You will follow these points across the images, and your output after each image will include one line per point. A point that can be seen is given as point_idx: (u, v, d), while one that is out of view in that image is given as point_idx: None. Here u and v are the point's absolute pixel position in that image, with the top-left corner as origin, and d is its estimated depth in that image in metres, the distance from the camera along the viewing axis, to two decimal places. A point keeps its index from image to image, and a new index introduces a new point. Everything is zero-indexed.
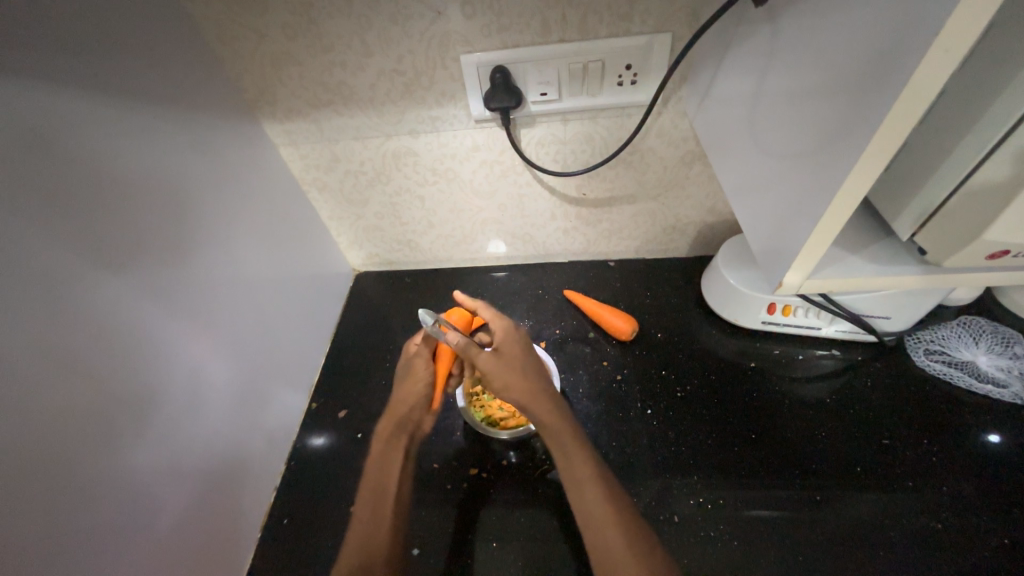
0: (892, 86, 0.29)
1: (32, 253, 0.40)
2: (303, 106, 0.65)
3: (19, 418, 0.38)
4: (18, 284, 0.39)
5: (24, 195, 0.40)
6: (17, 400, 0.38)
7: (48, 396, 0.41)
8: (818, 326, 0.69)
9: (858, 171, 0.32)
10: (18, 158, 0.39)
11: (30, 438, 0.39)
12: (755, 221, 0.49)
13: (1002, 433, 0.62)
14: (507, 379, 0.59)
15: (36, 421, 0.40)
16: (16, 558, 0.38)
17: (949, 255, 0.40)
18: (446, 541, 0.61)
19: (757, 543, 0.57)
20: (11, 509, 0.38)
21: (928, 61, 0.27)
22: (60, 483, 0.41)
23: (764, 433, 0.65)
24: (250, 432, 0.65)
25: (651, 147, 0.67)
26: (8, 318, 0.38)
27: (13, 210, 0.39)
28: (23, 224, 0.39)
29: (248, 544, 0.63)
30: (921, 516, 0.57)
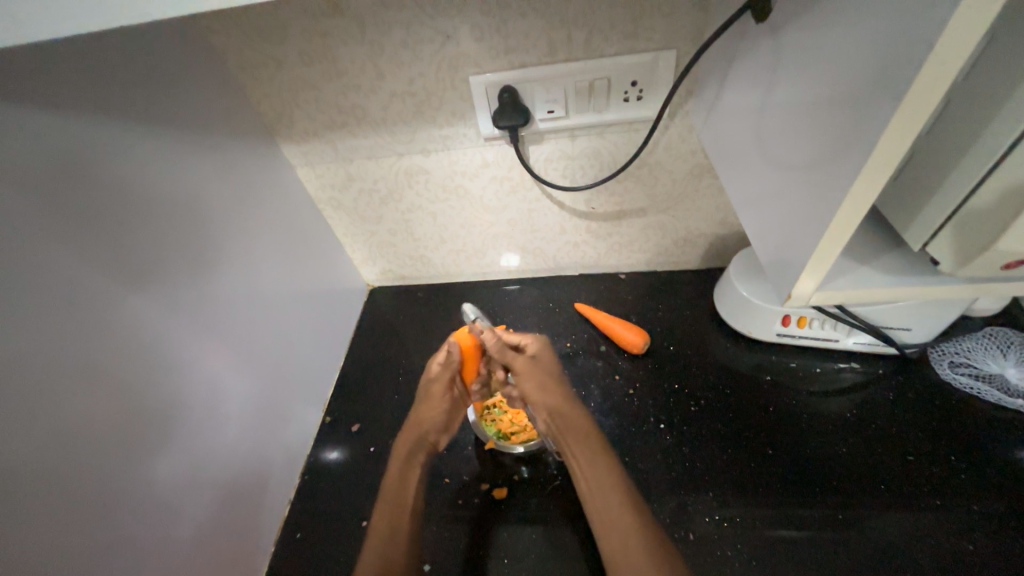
0: (891, 96, 0.29)
1: (64, 272, 0.42)
2: (320, 128, 0.67)
3: (45, 428, 0.40)
4: (47, 301, 0.41)
5: (55, 218, 0.42)
6: (42, 410, 0.40)
7: (71, 408, 0.42)
8: (835, 338, 0.68)
9: (860, 181, 0.33)
10: (53, 185, 0.42)
11: (52, 449, 0.40)
12: (765, 232, 0.48)
13: None
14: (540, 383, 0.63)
15: (60, 432, 0.41)
16: (39, 565, 0.39)
17: (964, 266, 0.39)
18: (457, 557, 0.60)
19: (776, 563, 0.55)
20: (32, 517, 0.39)
21: (924, 73, 0.27)
22: (79, 492, 0.42)
23: (782, 449, 0.64)
24: (267, 445, 0.66)
25: (658, 160, 0.67)
26: (40, 333, 0.40)
27: (44, 231, 0.41)
28: (52, 244, 0.42)
29: (262, 558, 0.64)
30: (950, 537, 0.55)
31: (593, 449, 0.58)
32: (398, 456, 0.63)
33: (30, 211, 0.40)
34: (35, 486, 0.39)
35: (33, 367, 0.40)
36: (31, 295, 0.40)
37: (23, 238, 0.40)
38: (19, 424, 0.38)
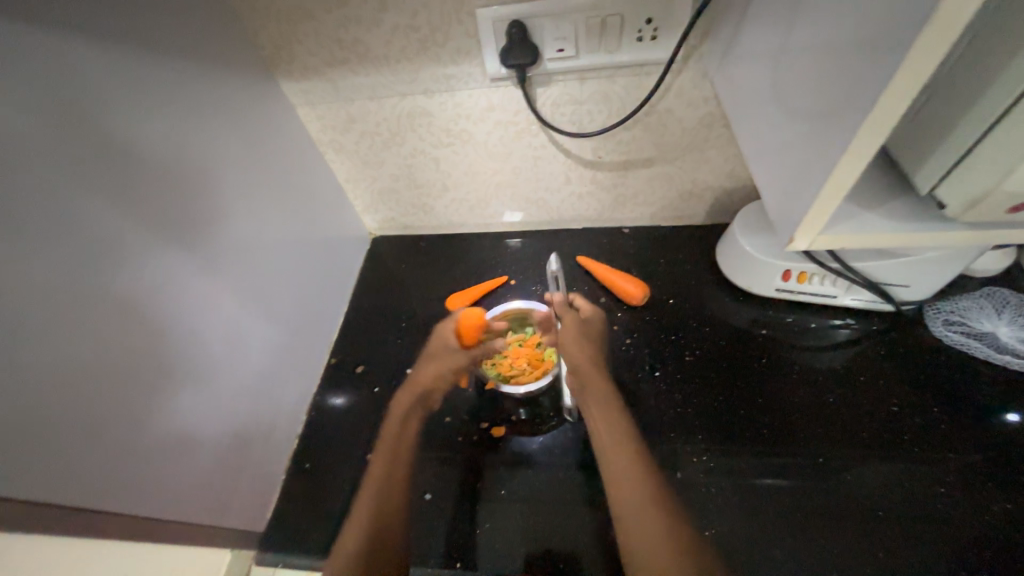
0: (916, 29, 0.28)
1: (74, 204, 0.42)
2: (320, 64, 0.65)
3: (67, 355, 0.42)
4: (59, 231, 0.41)
5: (59, 146, 0.41)
6: (65, 334, 0.41)
7: (91, 334, 0.44)
8: (834, 295, 0.68)
9: (871, 119, 0.32)
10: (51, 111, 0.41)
11: (76, 372, 0.42)
12: (773, 180, 0.48)
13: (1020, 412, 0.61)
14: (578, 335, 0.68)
15: (82, 357, 0.43)
16: (70, 480, 0.42)
17: (970, 209, 0.39)
18: (457, 488, 0.64)
19: (756, 501, 0.59)
20: (64, 434, 0.42)
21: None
22: (103, 413, 0.45)
23: (771, 398, 0.66)
24: (275, 382, 0.69)
25: (668, 107, 0.65)
26: (56, 260, 0.41)
27: (49, 160, 0.41)
28: (60, 175, 0.41)
29: (275, 484, 0.68)
30: (922, 481, 0.58)
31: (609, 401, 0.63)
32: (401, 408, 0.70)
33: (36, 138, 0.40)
34: (63, 408, 0.41)
35: (53, 293, 0.41)
36: (45, 222, 0.40)
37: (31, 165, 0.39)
38: (41, 350, 0.40)
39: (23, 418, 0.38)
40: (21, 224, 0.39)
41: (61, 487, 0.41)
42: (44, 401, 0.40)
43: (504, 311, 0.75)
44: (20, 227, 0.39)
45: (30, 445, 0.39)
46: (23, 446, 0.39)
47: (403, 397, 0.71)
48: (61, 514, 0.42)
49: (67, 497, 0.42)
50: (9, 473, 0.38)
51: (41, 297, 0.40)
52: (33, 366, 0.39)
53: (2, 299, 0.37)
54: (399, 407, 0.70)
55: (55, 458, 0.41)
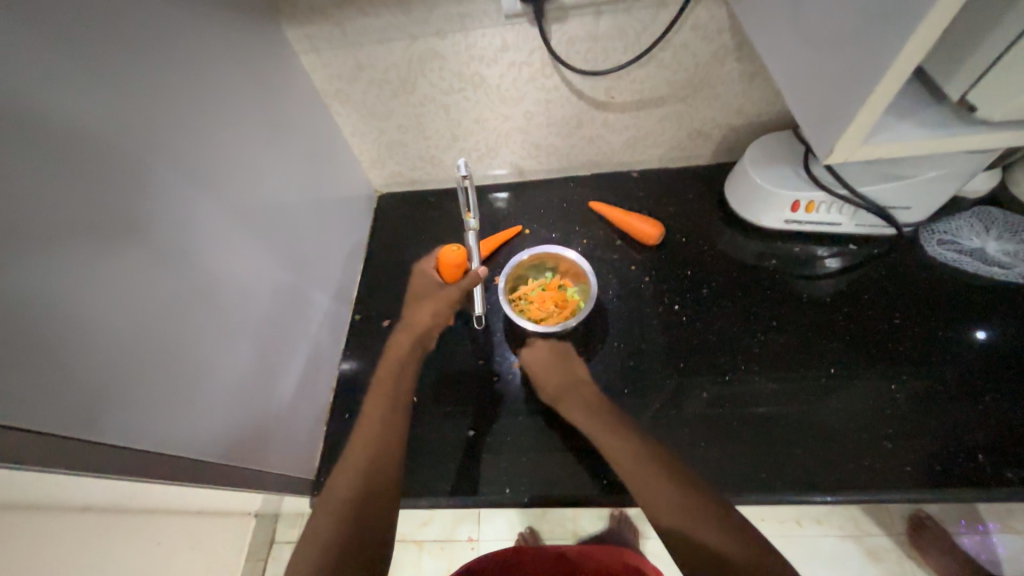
0: None
1: (119, 153, 0.41)
2: (325, 6, 0.61)
3: (134, 308, 0.42)
4: (111, 181, 0.40)
5: (98, 90, 0.40)
6: (132, 288, 0.42)
7: (154, 287, 0.44)
8: (841, 222, 0.71)
9: (912, 43, 0.34)
10: (86, 60, 0.39)
11: (148, 323, 0.43)
12: (801, 107, 0.49)
13: (988, 331, 0.67)
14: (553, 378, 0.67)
15: (149, 310, 0.44)
16: (154, 426, 0.44)
17: (1000, 111, 0.41)
18: (499, 423, 0.70)
19: (777, 414, 0.65)
20: (143, 384, 0.43)
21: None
22: (172, 365, 0.46)
23: (784, 322, 0.71)
24: (303, 336, 0.70)
25: (684, 41, 0.65)
26: (116, 214, 0.41)
27: (91, 104, 0.39)
28: (102, 121, 0.40)
29: (314, 433, 0.72)
30: (921, 382, 0.65)
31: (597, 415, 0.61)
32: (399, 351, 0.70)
33: (74, 82, 0.38)
34: (137, 359, 0.42)
35: (118, 247, 0.41)
36: (101, 175, 0.39)
37: (75, 112, 0.38)
38: (113, 302, 0.40)
39: (112, 369, 0.40)
40: (77, 179, 0.38)
41: (149, 432, 0.43)
42: (128, 352, 0.41)
43: (525, 257, 0.75)
44: (76, 181, 0.37)
45: (122, 394, 0.41)
46: (116, 395, 0.40)
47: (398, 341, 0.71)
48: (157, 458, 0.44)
49: (155, 441, 0.44)
50: (104, 420, 0.39)
51: (111, 250, 0.40)
52: (114, 319, 0.40)
53: (69, 251, 0.37)
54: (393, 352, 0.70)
55: (143, 406, 0.43)
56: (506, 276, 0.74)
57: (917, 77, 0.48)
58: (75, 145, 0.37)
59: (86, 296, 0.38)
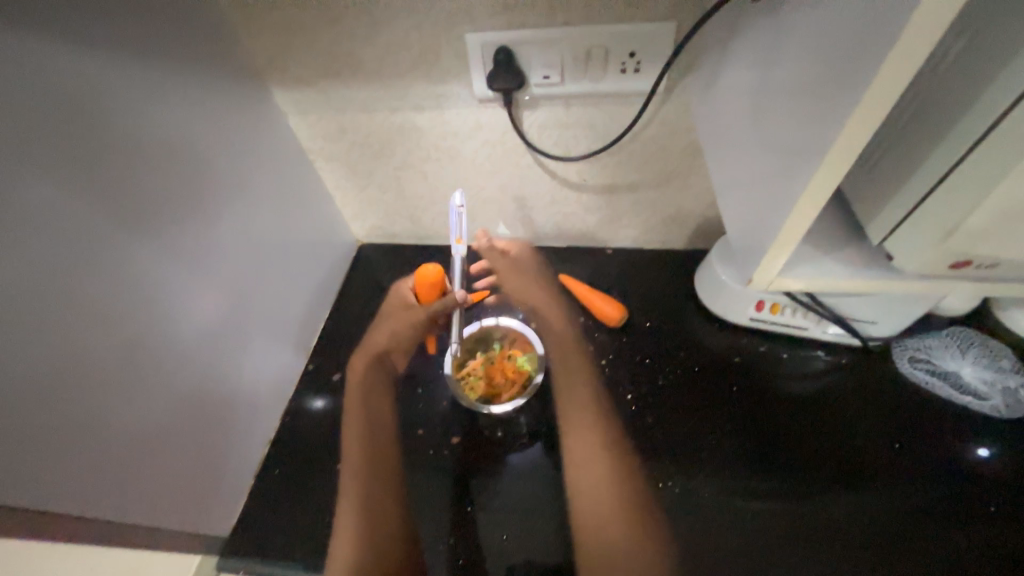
0: (858, 95, 0.30)
1: (54, 207, 0.43)
2: (311, 76, 0.66)
3: (37, 359, 0.42)
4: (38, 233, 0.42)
5: (45, 148, 0.42)
6: (31, 335, 0.42)
7: (57, 335, 0.44)
8: (805, 327, 0.70)
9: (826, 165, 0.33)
10: (38, 121, 0.42)
11: (41, 372, 0.42)
12: (743, 211, 0.48)
13: (990, 449, 0.63)
14: (539, 303, 0.81)
15: (60, 357, 0.44)
16: (36, 481, 0.43)
17: (916, 264, 0.41)
18: (427, 503, 0.65)
19: (719, 529, 0.60)
20: (31, 437, 0.42)
21: (900, 48, 0.27)
22: (62, 417, 0.44)
23: (742, 426, 0.67)
24: (247, 385, 0.69)
25: (652, 136, 0.67)
26: (24, 261, 0.41)
27: (33, 160, 0.42)
28: (41, 177, 0.42)
29: (242, 489, 0.68)
30: (880, 514, 0.60)
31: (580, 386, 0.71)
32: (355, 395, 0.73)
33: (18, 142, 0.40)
34: (29, 410, 0.42)
35: (25, 294, 0.41)
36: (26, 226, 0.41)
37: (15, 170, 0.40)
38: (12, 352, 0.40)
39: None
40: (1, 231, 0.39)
41: (28, 487, 0.42)
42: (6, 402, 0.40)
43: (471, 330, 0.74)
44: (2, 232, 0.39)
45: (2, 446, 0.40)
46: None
47: (359, 363, 0.77)
48: (31, 514, 0.43)
49: (31, 497, 0.43)
50: None
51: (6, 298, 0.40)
52: (13, 368, 0.40)
53: None
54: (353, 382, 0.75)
55: (12, 459, 0.41)
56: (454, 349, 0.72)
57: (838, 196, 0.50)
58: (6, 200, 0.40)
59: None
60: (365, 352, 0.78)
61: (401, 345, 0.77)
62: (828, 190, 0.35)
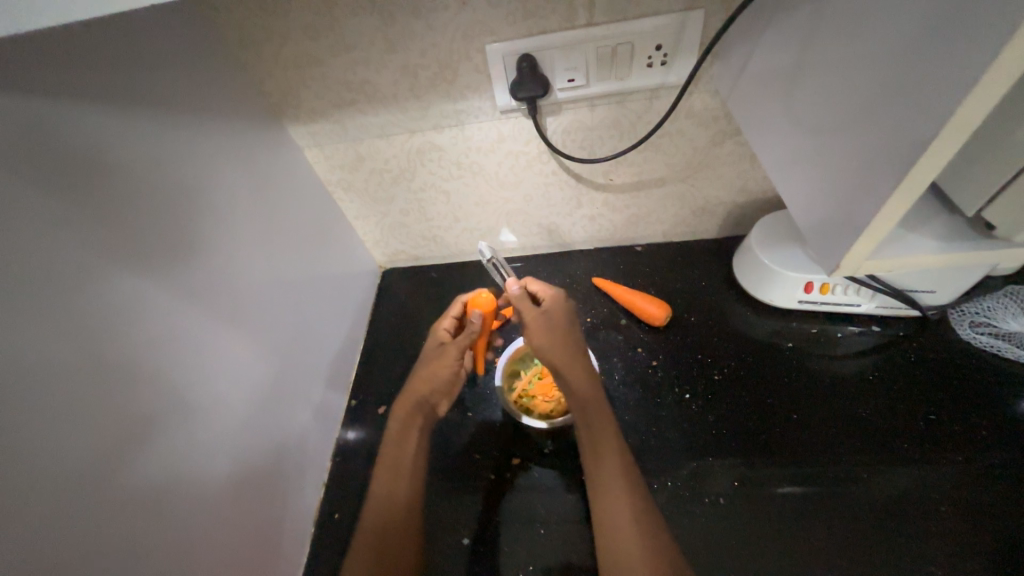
0: (956, 68, 0.28)
1: (91, 274, 0.41)
2: (327, 107, 0.64)
3: (93, 434, 0.40)
4: (79, 303, 0.40)
5: (74, 214, 0.41)
6: (84, 411, 0.40)
7: (119, 415, 0.43)
8: (857, 304, 0.68)
9: (917, 168, 0.32)
10: (67, 187, 0.40)
11: (109, 456, 0.41)
12: (798, 197, 0.47)
13: None
14: (546, 336, 0.60)
15: (114, 428, 0.42)
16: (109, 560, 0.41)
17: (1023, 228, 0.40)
18: (496, 530, 0.63)
19: (801, 523, 0.58)
20: (99, 516, 0.40)
21: (1005, 13, 0.25)
22: (124, 491, 0.42)
23: (806, 412, 0.65)
24: (293, 430, 0.67)
25: (680, 128, 0.65)
26: (80, 344, 0.40)
27: (65, 228, 0.40)
28: (74, 245, 0.40)
29: (301, 537, 0.66)
30: (967, 487, 0.58)
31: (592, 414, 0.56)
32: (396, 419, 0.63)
33: (48, 212, 0.39)
34: (94, 488, 0.40)
35: (72, 369, 0.39)
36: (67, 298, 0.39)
37: (48, 241, 0.38)
38: (70, 430, 0.38)
39: (64, 502, 0.38)
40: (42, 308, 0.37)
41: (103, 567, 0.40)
42: (82, 492, 0.39)
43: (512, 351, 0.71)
44: (44, 308, 0.38)
45: (72, 530, 0.38)
46: (65, 533, 0.38)
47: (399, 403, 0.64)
48: None
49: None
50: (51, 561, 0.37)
51: (68, 386, 0.39)
52: (70, 448, 0.38)
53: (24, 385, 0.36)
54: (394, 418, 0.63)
55: (94, 550, 0.40)
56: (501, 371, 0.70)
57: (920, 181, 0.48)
58: (45, 274, 0.38)
59: (37, 438, 0.36)
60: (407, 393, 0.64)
61: (441, 387, 0.65)
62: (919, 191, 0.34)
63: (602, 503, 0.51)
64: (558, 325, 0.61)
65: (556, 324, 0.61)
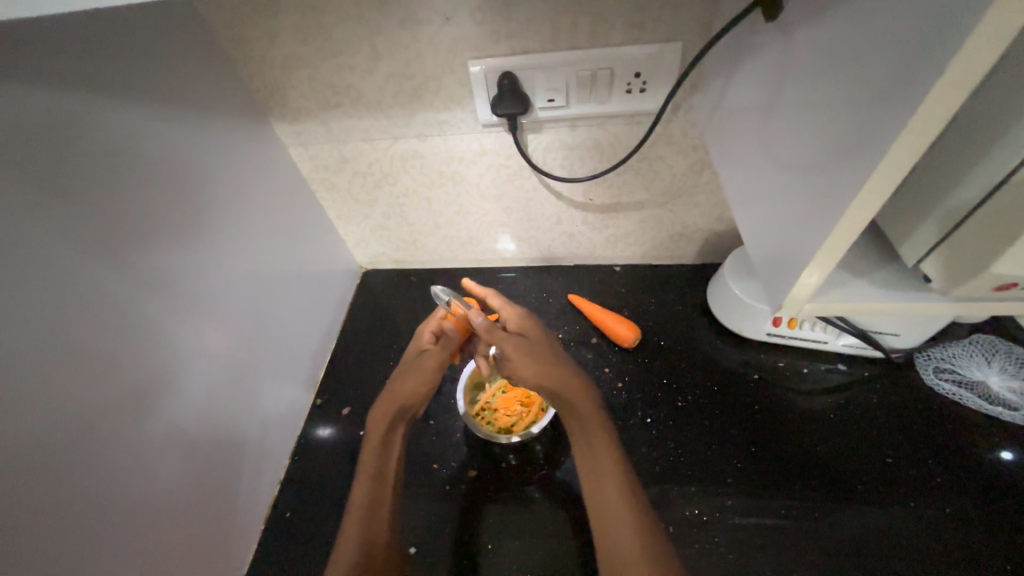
0: (890, 121, 0.28)
1: (46, 257, 0.42)
2: (312, 107, 0.65)
3: (28, 417, 0.40)
4: (29, 286, 0.40)
5: (36, 198, 0.41)
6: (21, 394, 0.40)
7: (56, 395, 0.42)
8: (825, 340, 0.68)
9: (856, 207, 0.32)
10: (31, 171, 0.41)
11: (39, 438, 0.41)
12: (757, 232, 0.47)
13: (1017, 452, 0.61)
14: (530, 358, 0.60)
15: (52, 411, 0.42)
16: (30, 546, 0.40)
17: (952, 286, 0.40)
18: (444, 543, 0.62)
19: (749, 558, 0.57)
20: (24, 500, 0.40)
21: (931, 74, 0.25)
22: (57, 477, 0.42)
23: (766, 445, 0.65)
24: (254, 426, 0.67)
25: (659, 154, 0.66)
26: (21, 321, 0.40)
27: (26, 211, 0.40)
28: (32, 226, 0.41)
29: (251, 535, 0.66)
30: (919, 535, 0.57)
31: (586, 428, 0.58)
32: (379, 425, 0.65)
33: (10, 193, 0.39)
34: (20, 472, 0.40)
35: (13, 350, 0.39)
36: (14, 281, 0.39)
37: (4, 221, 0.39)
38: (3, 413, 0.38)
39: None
40: None
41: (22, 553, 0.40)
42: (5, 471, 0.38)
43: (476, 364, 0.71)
44: None
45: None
46: None
47: (379, 411, 0.67)
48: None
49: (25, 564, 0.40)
50: None
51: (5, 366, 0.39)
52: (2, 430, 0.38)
53: None
54: (375, 427, 0.66)
55: (16, 536, 0.39)
56: (465, 382, 0.70)
57: (875, 227, 0.49)
58: None
59: None
60: (387, 401, 0.67)
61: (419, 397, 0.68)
62: (856, 232, 0.33)
63: (603, 517, 0.53)
64: (540, 342, 0.63)
65: (538, 343, 0.63)
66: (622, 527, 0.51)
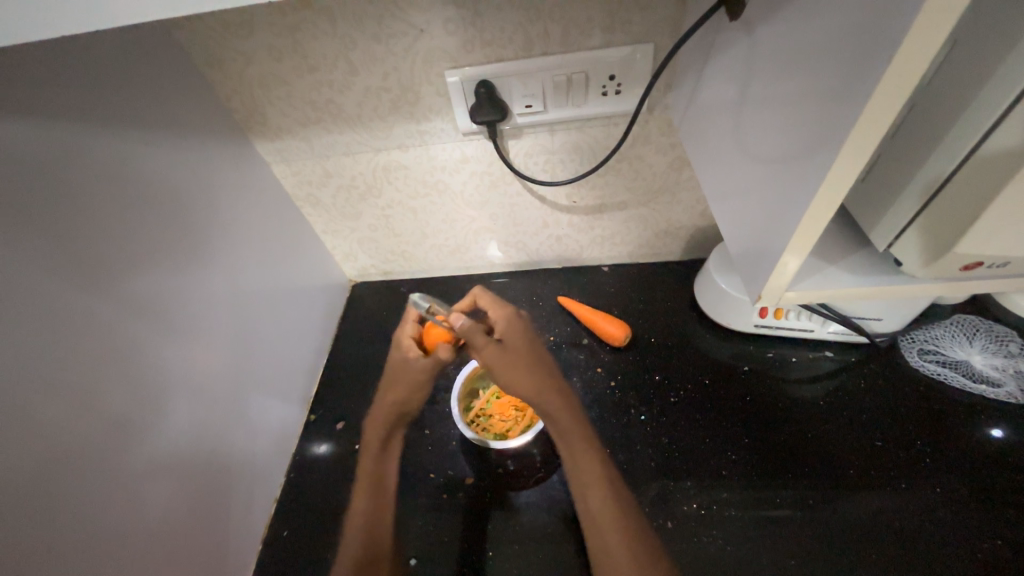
0: (848, 111, 0.29)
1: (27, 285, 0.41)
2: (292, 124, 0.65)
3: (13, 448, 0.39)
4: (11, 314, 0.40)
5: (17, 226, 0.41)
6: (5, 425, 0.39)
7: (44, 422, 0.42)
8: (811, 328, 0.70)
9: (825, 195, 0.32)
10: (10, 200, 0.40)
11: (26, 467, 0.40)
12: (735, 225, 0.48)
13: (1005, 428, 0.62)
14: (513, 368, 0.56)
15: (37, 442, 0.41)
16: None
17: (924, 267, 0.41)
18: (443, 552, 0.62)
19: (748, 549, 0.57)
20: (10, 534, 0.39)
21: (883, 64, 0.26)
22: (43, 509, 0.41)
23: (760, 436, 0.66)
24: (246, 447, 0.66)
25: (639, 154, 0.67)
26: (5, 350, 0.39)
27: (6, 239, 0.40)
28: (12, 255, 0.40)
29: (248, 558, 0.64)
30: (912, 516, 0.58)
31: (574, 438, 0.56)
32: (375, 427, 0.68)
33: None
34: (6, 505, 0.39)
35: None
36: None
37: None
38: None
39: None
40: None
41: None
42: None
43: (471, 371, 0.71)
44: None
45: None
46: None
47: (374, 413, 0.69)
48: None
49: None
50: None
51: None
52: None
53: None
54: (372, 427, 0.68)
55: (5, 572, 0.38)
56: (460, 388, 0.70)
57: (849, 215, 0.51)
58: None
59: None
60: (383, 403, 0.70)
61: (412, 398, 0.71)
62: (826, 219, 0.34)
63: (594, 530, 0.52)
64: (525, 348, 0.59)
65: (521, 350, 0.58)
66: (614, 542, 0.50)
